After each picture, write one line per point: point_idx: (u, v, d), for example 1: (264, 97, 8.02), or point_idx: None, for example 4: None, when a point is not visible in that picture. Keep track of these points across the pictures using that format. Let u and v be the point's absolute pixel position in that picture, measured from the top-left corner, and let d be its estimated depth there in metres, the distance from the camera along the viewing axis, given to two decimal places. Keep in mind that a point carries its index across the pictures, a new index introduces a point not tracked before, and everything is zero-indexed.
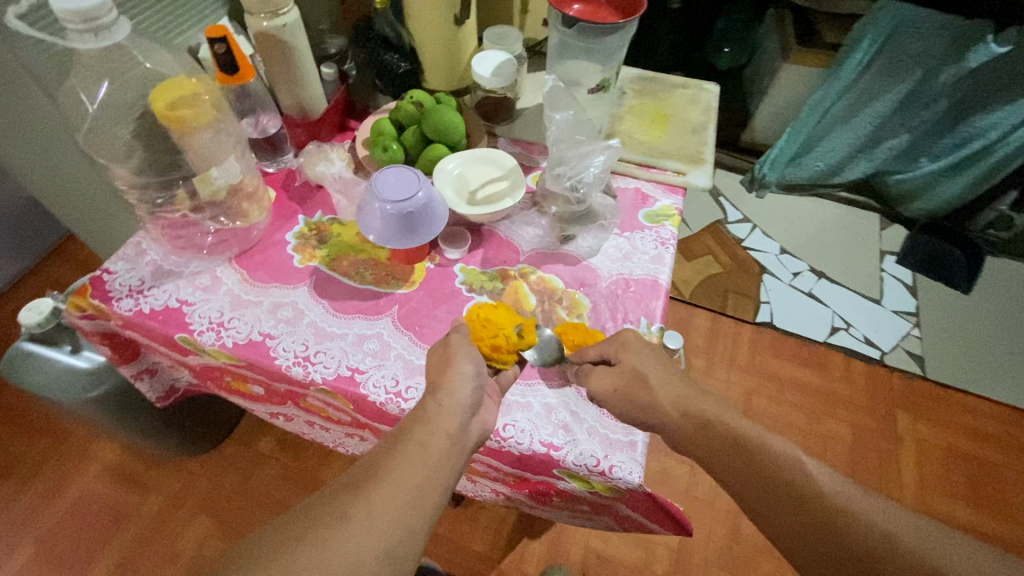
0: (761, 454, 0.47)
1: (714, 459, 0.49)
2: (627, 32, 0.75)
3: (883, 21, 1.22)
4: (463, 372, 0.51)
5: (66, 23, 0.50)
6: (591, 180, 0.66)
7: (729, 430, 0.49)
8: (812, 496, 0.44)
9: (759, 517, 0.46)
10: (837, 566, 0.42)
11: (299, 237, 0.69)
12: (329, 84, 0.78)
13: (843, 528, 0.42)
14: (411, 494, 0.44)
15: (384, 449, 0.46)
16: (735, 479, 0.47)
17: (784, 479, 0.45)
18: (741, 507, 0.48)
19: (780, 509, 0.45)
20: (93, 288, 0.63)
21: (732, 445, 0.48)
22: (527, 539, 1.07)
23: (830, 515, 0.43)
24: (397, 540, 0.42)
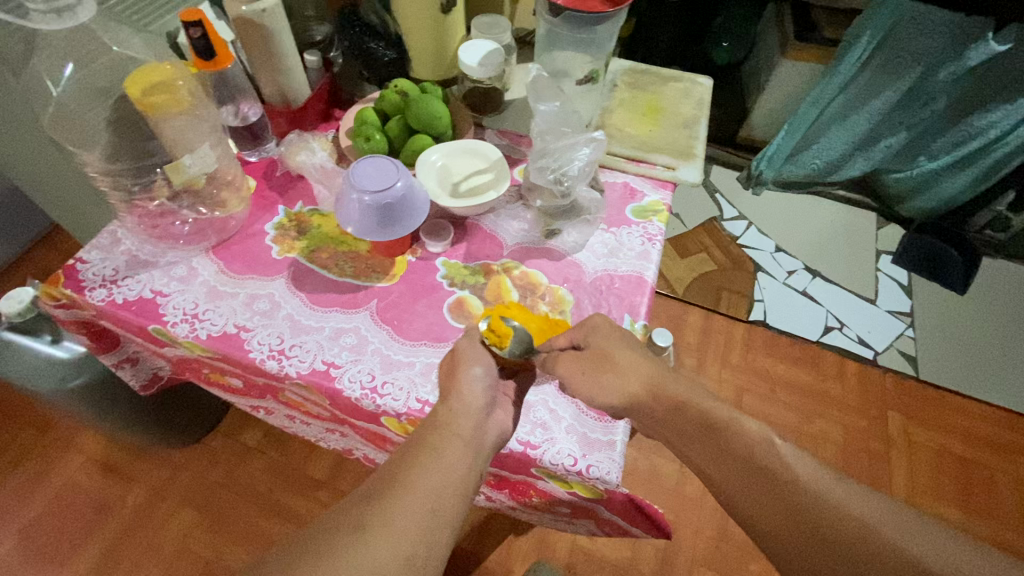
0: (734, 437, 0.46)
1: (685, 441, 0.48)
2: (618, 19, 0.73)
3: (883, 16, 1.20)
4: (472, 373, 0.50)
5: (27, 3, 0.48)
6: (575, 173, 0.66)
7: (701, 413, 0.48)
8: (784, 477, 0.43)
9: (728, 501, 0.45)
10: (812, 553, 0.41)
11: (277, 227, 0.68)
12: (313, 72, 0.77)
13: (815, 511, 0.42)
14: (432, 501, 0.43)
15: (402, 457, 0.46)
16: (705, 462, 0.47)
17: (758, 463, 0.44)
18: (716, 495, 0.46)
19: (751, 492, 0.44)
20: (66, 277, 0.62)
21: (704, 427, 0.47)
22: (513, 537, 1.06)
23: (802, 497, 0.42)
24: (418, 546, 0.41)
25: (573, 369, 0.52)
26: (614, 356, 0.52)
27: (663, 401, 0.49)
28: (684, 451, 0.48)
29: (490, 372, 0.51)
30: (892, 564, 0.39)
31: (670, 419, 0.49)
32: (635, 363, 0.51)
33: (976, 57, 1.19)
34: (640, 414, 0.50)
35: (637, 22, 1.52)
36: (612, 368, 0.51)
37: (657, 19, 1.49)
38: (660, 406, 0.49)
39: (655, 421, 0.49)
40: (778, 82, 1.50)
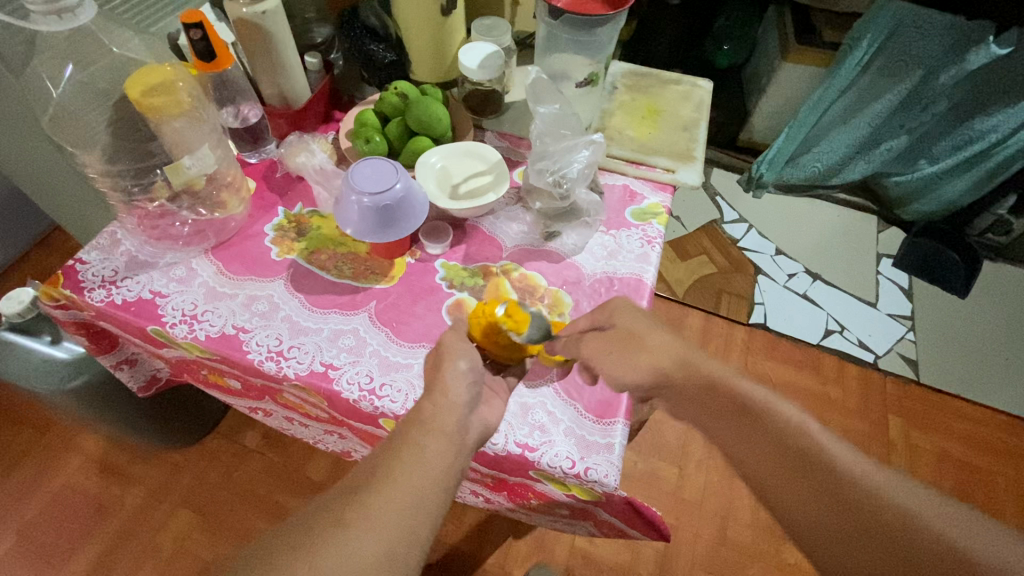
0: (769, 420, 0.46)
1: (717, 424, 0.48)
2: (618, 22, 0.73)
3: (883, 20, 1.20)
4: (459, 368, 0.49)
5: (28, 4, 0.48)
6: (574, 176, 0.66)
7: (734, 394, 0.48)
8: (819, 462, 0.43)
9: (760, 485, 0.45)
10: (845, 536, 0.40)
11: (277, 229, 0.68)
12: (314, 74, 0.76)
13: (851, 497, 0.41)
14: (413, 497, 0.42)
15: (383, 452, 0.45)
16: (737, 446, 0.47)
17: (792, 444, 0.44)
18: (745, 476, 0.46)
19: (785, 476, 0.43)
20: (65, 277, 0.62)
21: (738, 411, 0.47)
22: (511, 539, 1.05)
23: (837, 482, 0.42)
24: (399, 541, 0.40)
25: (598, 350, 0.53)
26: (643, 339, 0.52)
27: (695, 380, 0.50)
28: (716, 436, 0.48)
29: (475, 371, 0.50)
30: (933, 551, 0.37)
31: (703, 402, 0.49)
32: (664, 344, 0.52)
33: (976, 60, 1.19)
34: (674, 390, 0.50)
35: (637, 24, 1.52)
36: (624, 361, 0.51)
37: (658, 22, 1.50)
38: (700, 377, 0.50)
39: (690, 399, 0.50)
40: (778, 85, 1.50)
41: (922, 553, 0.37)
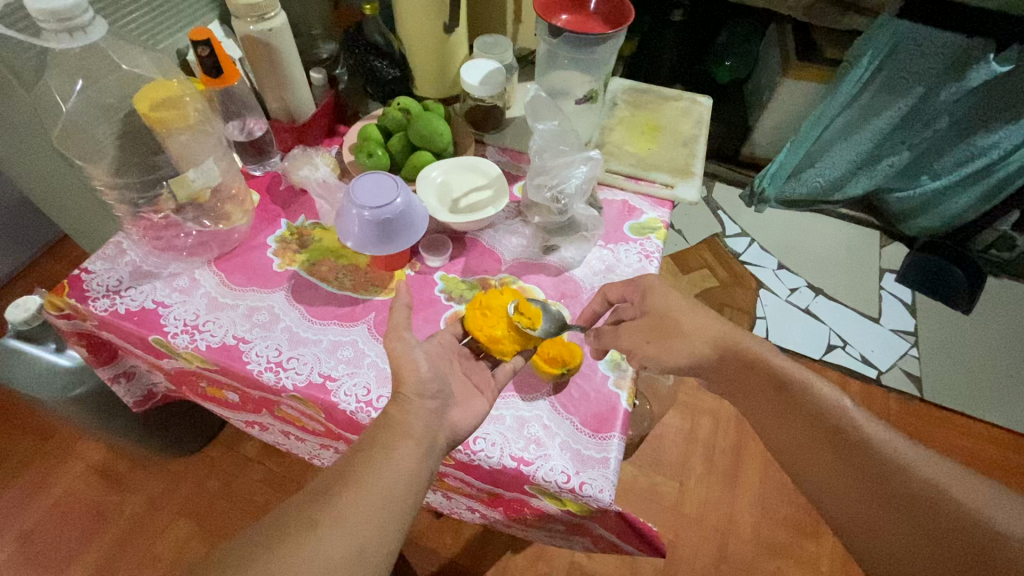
0: (805, 398, 0.51)
1: (753, 400, 0.54)
2: (618, 41, 0.74)
3: (883, 38, 1.20)
4: (419, 373, 0.50)
5: (42, 23, 0.50)
6: (572, 191, 0.67)
7: (775, 372, 0.53)
8: (848, 434, 0.48)
9: (791, 457, 0.51)
10: (869, 498, 0.46)
11: (280, 240, 0.69)
12: (318, 88, 0.79)
13: (876, 465, 0.46)
14: (383, 498, 0.44)
15: (354, 454, 0.46)
16: (771, 420, 0.52)
17: (826, 418, 0.50)
18: (779, 448, 0.52)
19: (814, 444, 0.49)
20: (70, 286, 0.63)
21: (774, 387, 0.52)
22: (509, 553, 1.04)
23: (863, 452, 0.47)
24: (369, 540, 0.42)
25: (639, 340, 0.56)
26: (679, 322, 0.56)
27: (734, 360, 0.54)
28: (750, 409, 0.54)
29: (437, 380, 0.51)
30: (943, 509, 0.43)
31: (741, 379, 0.54)
32: (701, 329, 0.55)
33: (977, 78, 1.19)
34: (717, 369, 0.55)
35: (639, 41, 1.54)
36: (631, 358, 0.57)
37: (659, 39, 1.52)
38: (739, 358, 0.54)
39: (729, 376, 0.55)
40: (779, 100, 1.51)
41: (935, 512, 0.43)
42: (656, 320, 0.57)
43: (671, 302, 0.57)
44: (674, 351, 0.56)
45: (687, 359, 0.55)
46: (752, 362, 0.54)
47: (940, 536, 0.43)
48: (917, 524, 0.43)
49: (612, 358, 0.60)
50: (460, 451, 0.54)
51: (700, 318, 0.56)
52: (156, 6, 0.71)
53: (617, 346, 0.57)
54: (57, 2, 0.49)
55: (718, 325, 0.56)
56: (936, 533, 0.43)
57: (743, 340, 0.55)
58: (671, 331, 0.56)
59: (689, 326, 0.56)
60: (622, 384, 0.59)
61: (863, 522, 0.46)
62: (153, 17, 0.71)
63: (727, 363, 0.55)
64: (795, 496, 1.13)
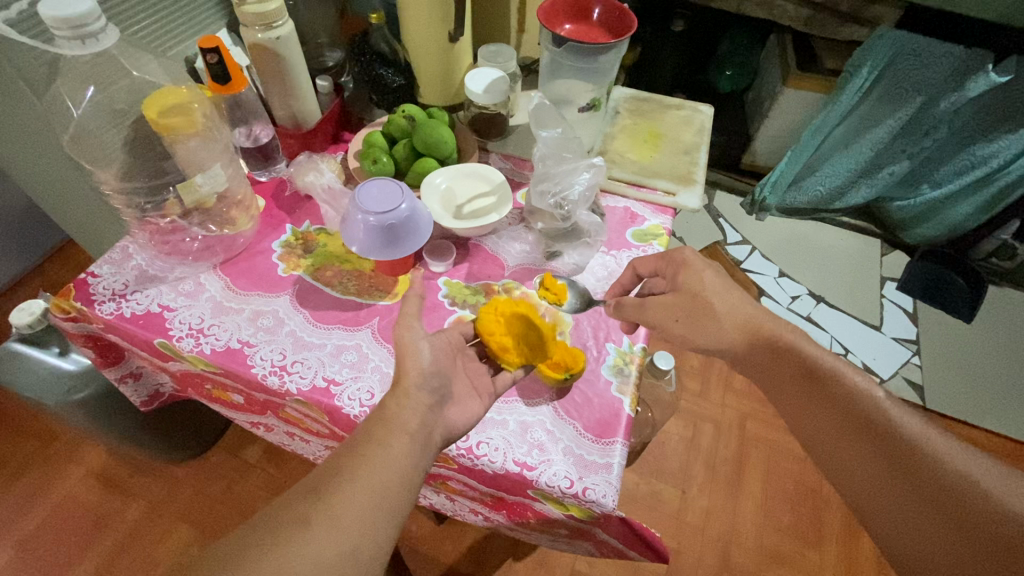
0: (834, 386, 0.52)
1: (781, 387, 0.55)
2: (620, 50, 0.76)
3: (883, 48, 1.21)
4: (424, 366, 0.51)
5: (54, 30, 0.51)
6: (575, 198, 0.67)
7: (807, 361, 0.54)
8: (876, 422, 0.49)
9: (817, 443, 0.52)
10: (894, 486, 0.46)
11: (285, 245, 0.69)
12: (324, 96, 0.80)
13: (902, 453, 0.47)
14: (376, 496, 0.44)
15: (348, 451, 0.46)
16: (800, 407, 0.53)
17: (856, 406, 0.50)
18: (805, 435, 0.53)
19: (842, 431, 0.50)
20: (76, 290, 0.63)
21: (804, 374, 0.53)
22: (510, 562, 1.04)
23: (890, 441, 0.48)
24: (362, 538, 0.42)
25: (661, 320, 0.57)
26: (711, 304, 0.57)
27: (761, 345, 0.56)
28: (779, 396, 0.55)
29: (438, 374, 0.52)
30: (972, 500, 0.43)
31: (770, 366, 0.55)
32: (733, 314, 0.57)
33: (976, 88, 1.20)
34: (748, 356, 0.56)
35: (641, 50, 1.56)
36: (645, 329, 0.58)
37: (660, 49, 1.54)
38: (767, 344, 0.56)
39: (757, 363, 0.56)
40: (780, 109, 1.52)
41: (964, 503, 0.43)
42: (689, 299, 0.57)
43: (706, 283, 0.58)
44: (702, 333, 0.57)
45: (714, 341, 0.57)
46: (782, 350, 0.55)
47: (963, 526, 0.43)
48: (943, 515, 0.44)
49: (615, 365, 0.61)
50: (463, 455, 0.54)
51: (734, 302, 0.57)
52: (167, 14, 0.72)
53: (647, 312, 0.58)
54: (71, 10, 0.50)
55: (752, 310, 0.57)
56: (958, 520, 0.43)
57: (770, 330, 0.56)
58: (700, 310, 0.57)
59: (722, 313, 0.57)
60: (624, 390, 0.59)
61: (888, 509, 0.47)
62: (163, 25, 0.72)
63: (755, 350, 0.56)
64: (797, 505, 1.13)
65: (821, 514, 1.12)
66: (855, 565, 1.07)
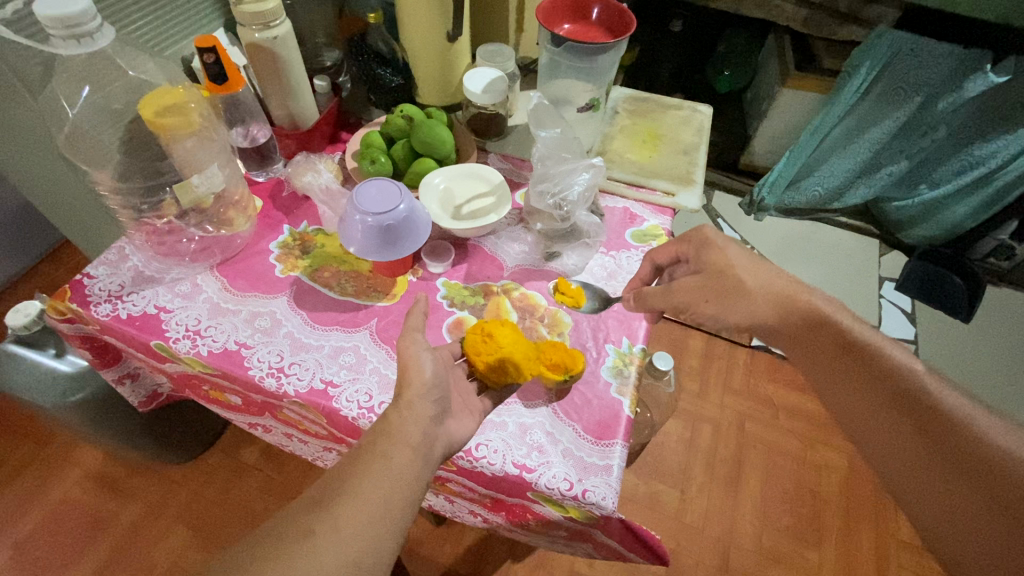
0: (872, 359, 0.50)
1: (814, 359, 0.53)
2: (620, 50, 0.75)
3: (882, 48, 1.21)
4: (424, 377, 0.50)
5: (50, 30, 0.50)
6: (575, 199, 0.67)
7: (842, 334, 0.52)
8: (915, 395, 0.47)
9: (849, 417, 0.50)
10: (928, 459, 0.45)
11: (282, 246, 0.69)
12: (322, 96, 0.79)
13: (942, 428, 0.45)
14: (377, 510, 0.43)
15: (350, 461, 0.45)
16: (834, 381, 0.52)
17: (895, 381, 0.49)
18: (835, 408, 0.52)
19: (878, 404, 0.48)
20: (72, 291, 0.63)
21: (841, 348, 0.52)
22: (510, 562, 1.04)
23: (926, 414, 0.46)
24: (365, 551, 0.41)
25: (697, 297, 0.58)
26: (740, 279, 0.56)
27: (797, 317, 0.54)
28: (812, 369, 0.54)
29: (438, 385, 0.51)
30: (1011, 474, 0.41)
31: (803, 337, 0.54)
32: (764, 287, 0.56)
33: (975, 88, 1.20)
34: (780, 329, 0.55)
35: (639, 51, 1.56)
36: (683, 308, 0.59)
37: (659, 49, 1.54)
38: (803, 316, 0.54)
39: (792, 337, 0.55)
40: (779, 110, 1.52)
41: (998, 476, 0.42)
42: (716, 277, 0.57)
43: (731, 258, 0.57)
44: (735, 310, 0.56)
45: (749, 316, 0.56)
46: (818, 322, 0.54)
47: (997, 500, 0.41)
48: (977, 487, 0.42)
49: (614, 366, 0.60)
50: (462, 457, 0.54)
51: (766, 276, 0.56)
52: (163, 14, 0.72)
53: (675, 295, 0.59)
54: (66, 8, 0.49)
55: (785, 282, 0.56)
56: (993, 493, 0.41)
57: (804, 301, 0.55)
58: (731, 288, 0.56)
59: (750, 283, 0.56)
60: (624, 391, 0.58)
61: (918, 482, 0.45)
62: (160, 25, 0.72)
63: (787, 322, 0.55)
64: (796, 506, 1.13)
65: (820, 514, 1.12)
66: (855, 565, 1.07)
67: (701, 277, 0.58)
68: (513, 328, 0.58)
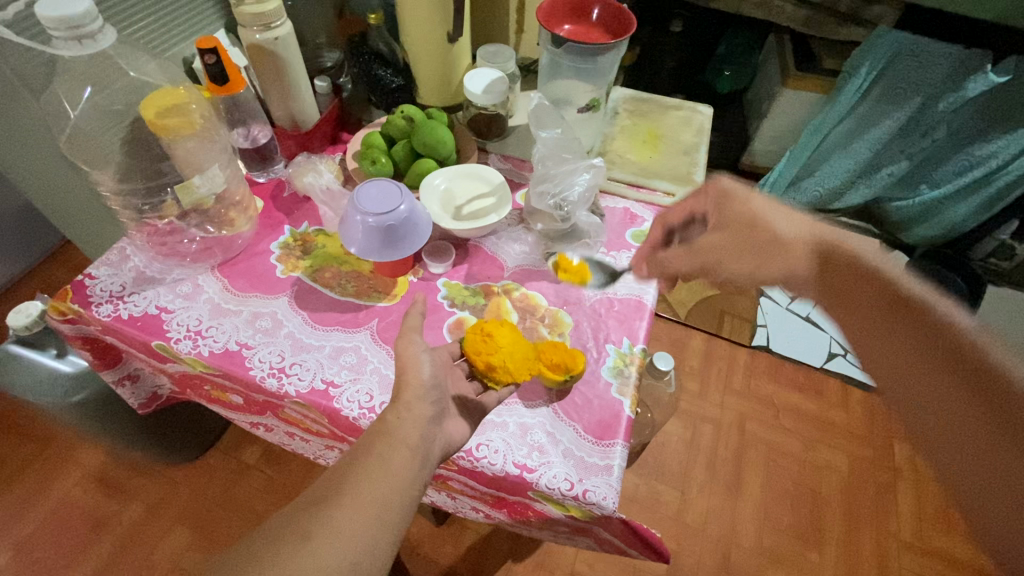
0: (918, 311, 0.45)
1: (850, 307, 0.50)
2: (620, 51, 0.76)
3: (883, 47, 1.22)
4: (422, 379, 0.50)
5: (51, 30, 0.51)
6: (575, 199, 0.68)
7: (886, 285, 0.48)
8: (961, 348, 0.42)
9: (885, 370, 0.46)
10: (968, 417, 0.40)
11: (283, 247, 0.69)
12: (322, 96, 0.79)
13: (991, 390, 0.39)
14: (377, 510, 0.43)
15: (350, 461, 0.45)
16: (871, 332, 0.48)
17: (941, 334, 0.43)
18: (870, 360, 0.48)
19: (917, 356, 0.44)
20: (73, 291, 0.63)
21: (882, 298, 0.47)
22: (510, 562, 1.04)
23: (973, 370, 0.41)
24: (363, 552, 0.41)
25: (725, 252, 0.58)
26: (772, 227, 0.55)
27: (838, 267, 0.52)
28: (848, 318, 0.50)
29: (436, 387, 0.51)
30: None
31: (845, 284, 0.51)
32: (797, 235, 0.55)
33: (975, 88, 1.20)
34: (819, 277, 0.53)
35: (639, 51, 1.56)
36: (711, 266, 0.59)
37: (659, 49, 1.54)
38: (844, 266, 0.51)
39: (833, 287, 0.52)
40: (779, 110, 1.52)
41: None
42: (742, 229, 0.57)
43: (756, 207, 0.57)
44: (768, 264, 0.56)
45: (786, 269, 0.55)
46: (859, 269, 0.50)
47: None
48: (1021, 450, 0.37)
49: (615, 366, 0.60)
50: (463, 457, 0.54)
51: (798, 223, 0.55)
52: (165, 15, 0.72)
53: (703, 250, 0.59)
54: (68, 10, 0.50)
55: (822, 230, 0.55)
56: None
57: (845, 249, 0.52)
58: (761, 237, 0.56)
59: (786, 234, 0.55)
60: (624, 391, 0.58)
61: (954, 441, 0.40)
62: (162, 26, 0.72)
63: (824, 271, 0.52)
64: (796, 506, 1.13)
65: (821, 514, 1.12)
66: (855, 565, 1.07)
67: (725, 234, 0.58)
68: (509, 325, 0.59)
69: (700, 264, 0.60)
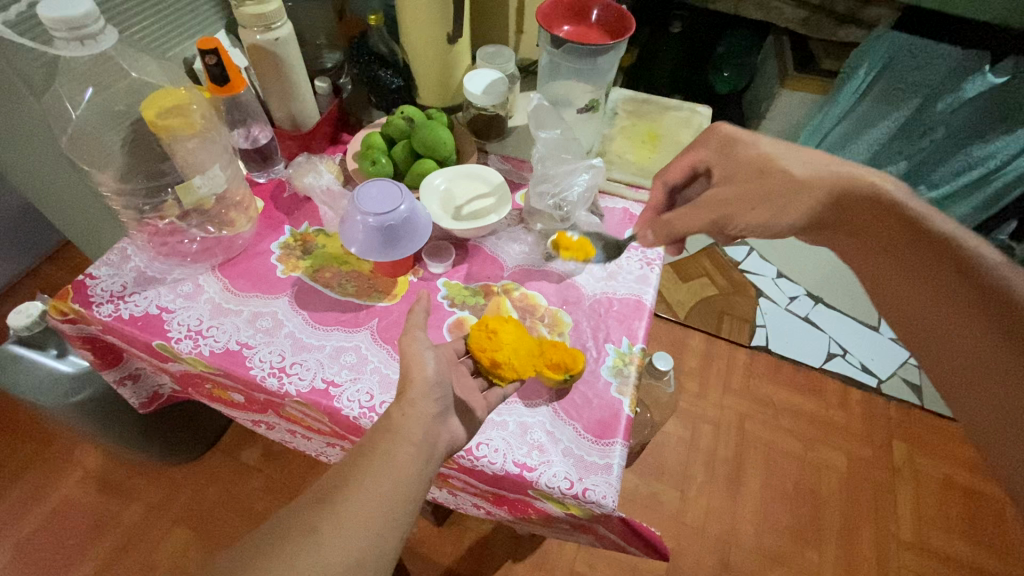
0: (929, 234, 0.51)
1: (864, 236, 0.54)
2: (619, 51, 0.76)
3: (880, 49, 1.23)
4: (426, 374, 0.49)
5: (53, 31, 0.51)
6: (575, 199, 0.69)
7: (899, 213, 0.52)
8: (967, 265, 0.48)
9: (893, 289, 0.52)
10: (968, 321, 0.47)
11: (283, 247, 0.69)
12: (323, 97, 0.80)
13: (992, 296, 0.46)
14: (380, 508, 0.43)
15: (352, 459, 0.46)
16: (884, 255, 0.53)
17: (948, 254, 0.49)
18: (880, 281, 0.53)
19: (925, 274, 0.50)
20: (75, 291, 0.63)
21: (897, 224, 0.52)
22: (510, 563, 1.04)
23: (976, 282, 0.47)
24: (367, 548, 0.42)
25: (743, 204, 0.56)
26: (787, 168, 0.55)
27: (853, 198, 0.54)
28: (861, 246, 0.55)
29: (440, 383, 0.50)
30: None
31: (859, 217, 0.54)
32: (814, 173, 0.55)
33: (972, 89, 1.20)
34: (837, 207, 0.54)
35: (639, 52, 1.56)
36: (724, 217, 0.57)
37: (658, 50, 1.54)
38: (860, 196, 0.54)
39: (848, 217, 0.54)
40: (779, 110, 1.52)
41: None
42: (757, 174, 0.56)
43: (767, 151, 0.57)
44: (781, 206, 0.55)
45: (800, 210, 0.55)
46: (877, 202, 0.53)
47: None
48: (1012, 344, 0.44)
49: (614, 366, 0.61)
50: (463, 456, 0.54)
51: (812, 161, 0.56)
52: (166, 15, 0.72)
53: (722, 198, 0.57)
54: (69, 10, 0.50)
55: (838, 164, 0.56)
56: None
57: (864, 184, 0.54)
58: (777, 180, 0.55)
59: (801, 173, 0.55)
60: (624, 390, 0.59)
61: (954, 343, 0.47)
62: (162, 27, 0.72)
63: (841, 207, 0.54)
64: (796, 506, 1.13)
65: (820, 513, 1.12)
66: (855, 565, 1.07)
67: (736, 182, 0.57)
68: (510, 320, 0.59)
69: (712, 217, 0.58)
